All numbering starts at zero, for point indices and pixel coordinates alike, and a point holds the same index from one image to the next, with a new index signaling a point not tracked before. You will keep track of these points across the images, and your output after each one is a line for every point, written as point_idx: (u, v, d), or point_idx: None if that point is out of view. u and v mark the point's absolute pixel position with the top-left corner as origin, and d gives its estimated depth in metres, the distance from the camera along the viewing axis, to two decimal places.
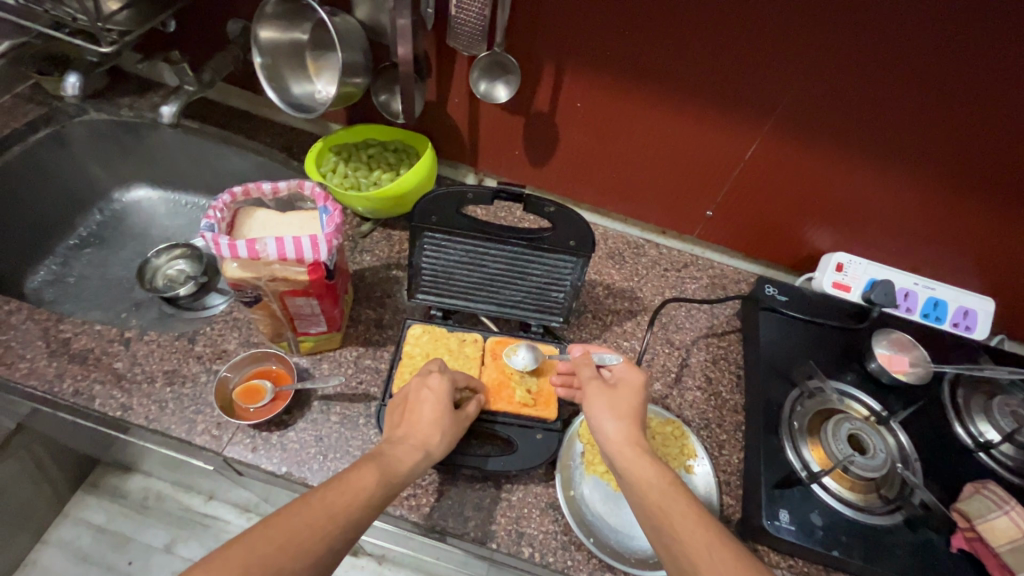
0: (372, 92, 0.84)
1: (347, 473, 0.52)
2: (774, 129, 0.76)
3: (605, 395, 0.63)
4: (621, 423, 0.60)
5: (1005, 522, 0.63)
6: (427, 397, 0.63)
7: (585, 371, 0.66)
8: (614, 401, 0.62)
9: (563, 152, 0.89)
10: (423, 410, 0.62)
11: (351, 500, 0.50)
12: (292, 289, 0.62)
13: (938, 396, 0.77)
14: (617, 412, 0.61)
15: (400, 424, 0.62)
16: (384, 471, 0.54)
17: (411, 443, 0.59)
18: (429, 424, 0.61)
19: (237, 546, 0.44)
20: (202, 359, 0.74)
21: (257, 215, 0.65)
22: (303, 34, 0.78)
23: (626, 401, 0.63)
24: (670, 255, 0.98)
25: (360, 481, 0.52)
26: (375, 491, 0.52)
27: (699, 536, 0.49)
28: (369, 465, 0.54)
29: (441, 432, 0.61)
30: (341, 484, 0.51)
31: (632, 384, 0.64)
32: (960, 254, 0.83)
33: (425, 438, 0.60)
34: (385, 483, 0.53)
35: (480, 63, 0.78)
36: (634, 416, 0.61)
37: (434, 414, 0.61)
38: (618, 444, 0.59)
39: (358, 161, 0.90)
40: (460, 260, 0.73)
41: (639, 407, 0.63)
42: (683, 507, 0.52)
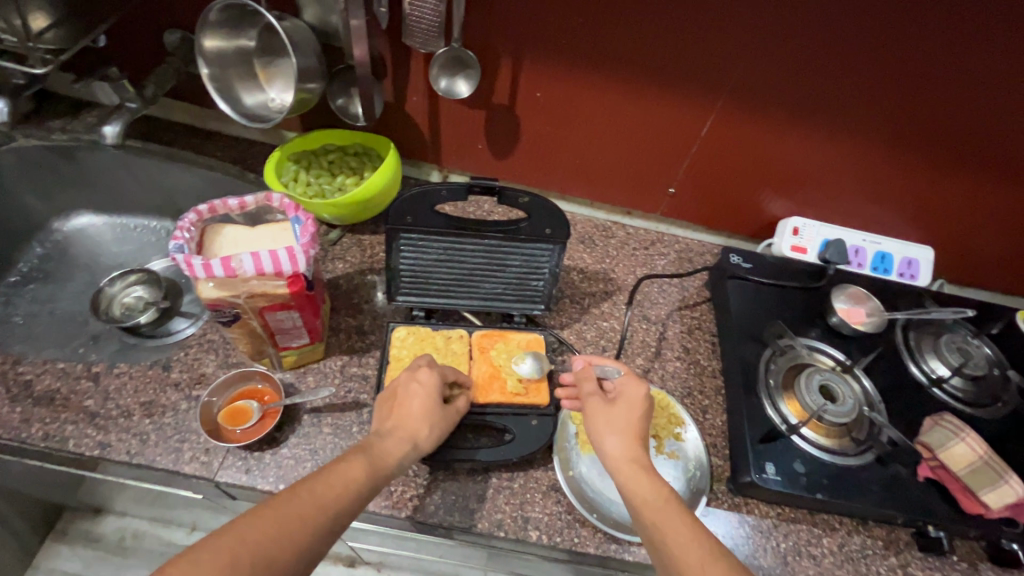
0: (329, 96, 0.82)
1: (337, 464, 0.53)
2: (725, 104, 0.79)
3: (604, 411, 0.65)
4: (618, 437, 0.62)
5: (962, 448, 0.69)
6: (417, 391, 0.64)
7: (587, 385, 0.68)
8: (612, 418, 0.64)
9: (526, 143, 0.90)
10: (413, 403, 0.63)
11: (341, 490, 0.51)
12: (271, 304, 0.61)
13: (893, 341, 0.84)
14: (615, 426, 0.63)
15: (390, 416, 0.62)
16: (372, 465, 0.55)
17: (400, 436, 0.59)
18: (417, 417, 0.62)
19: (225, 536, 0.43)
20: (180, 386, 0.72)
21: (226, 231, 0.63)
22: (250, 40, 0.75)
23: (623, 416, 0.64)
24: (638, 235, 1.01)
25: (348, 471, 0.53)
26: (364, 482, 0.53)
27: (692, 544, 0.52)
28: (358, 458, 0.55)
29: (429, 425, 0.62)
30: (330, 475, 0.51)
31: (631, 397, 0.65)
32: (900, 209, 0.90)
33: (412, 431, 0.60)
34: (373, 475, 0.54)
35: (439, 59, 0.77)
36: (630, 432, 0.63)
37: (423, 409, 0.62)
38: (618, 461, 0.60)
39: (320, 168, 0.88)
40: (436, 258, 0.73)
41: (639, 420, 0.64)
42: (675, 520, 0.54)
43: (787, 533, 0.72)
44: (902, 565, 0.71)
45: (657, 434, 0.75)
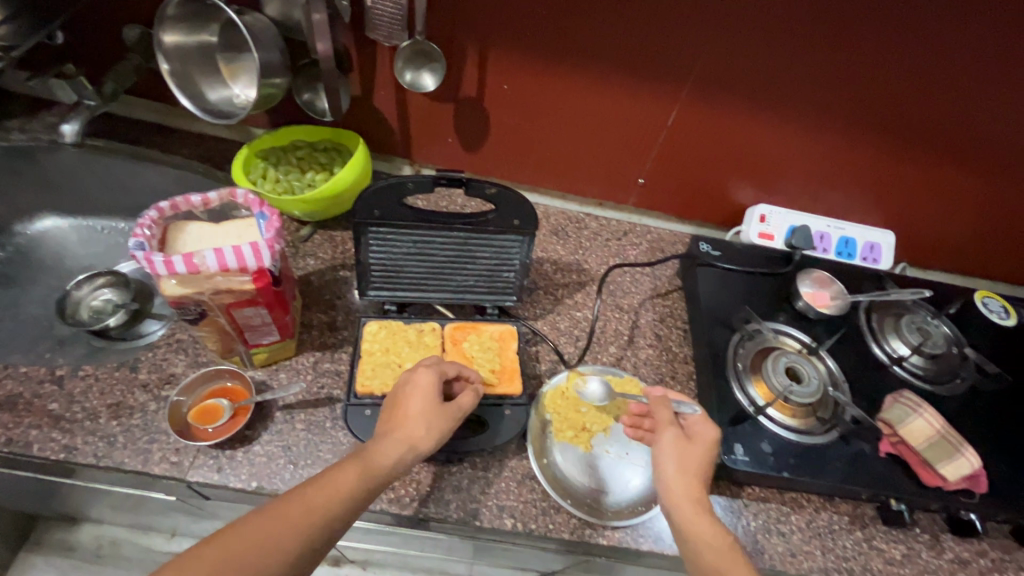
0: (295, 92, 0.81)
1: (332, 469, 0.55)
2: (690, 93, 0.80)
3: (677, 448, 0.62)
4: (685, 479, 0.61)
5: (920, 423, 0.72)
6: (414, 391, 0.61)
7: (663, 415, 0.66)
8: (684, 459, 0.62)
9: (496, 136, 0.90)
10: (410, 404, 0.61)
11: (330, 497, 0.52)
12: (237, 301, 0.60)
13: (856, 323, 0.86)
14: (687, 465, 0.61)
15: (391, 417, 0.61)
16: (366, 469, 0.55)
17: (396, 439, 0.58)
18: (416, 419, 0.60)
19: (214, 545, 0.48)
20: (148, 387, 0.71)
21: (189, 228, 0.62)
22: (212, 35, 0.75)
23: (694, 458, 0.62)
24: (610, 225, 1.02)
25: (340, 478, 0.53)
26: (357, 488, 0.54)
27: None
28: (351, 464, 0.55)
29: (426, 425, 0.59)
30: (322, 480, 0.53)
31: (703, 439, 0.64)
32: (861, 194, 0.93)
33: (412, 436, 0.58)
34: (367, 480, 0.54)
35: (403, 54, 0.76)
36: (698, 476, 0.61)
37: (421, 410, 0.60)
38: (679, 501, 0.59)
39: (289, 165, 0.88)
40: (406, 251, 0.73)
41: (707, 461, 0.63)
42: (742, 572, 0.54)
43: (757, 511, 0.74)
44: (866, 538, 0.74)
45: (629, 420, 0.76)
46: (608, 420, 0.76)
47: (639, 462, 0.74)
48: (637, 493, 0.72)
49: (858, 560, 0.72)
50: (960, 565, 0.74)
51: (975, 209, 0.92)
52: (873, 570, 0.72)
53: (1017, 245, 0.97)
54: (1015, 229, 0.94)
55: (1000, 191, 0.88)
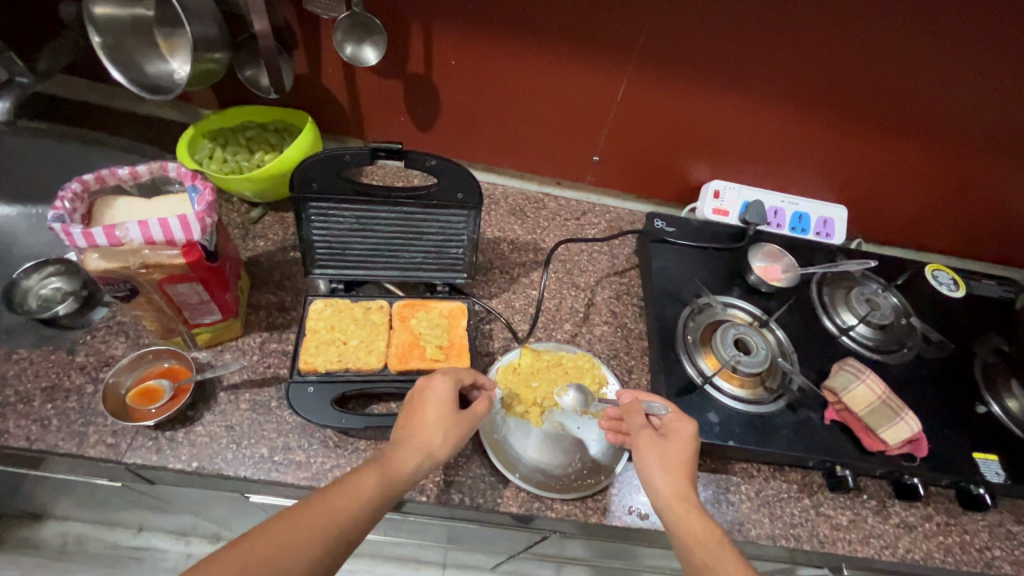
0: (236, 67, 0.80)
1: (351, 474, 0.53)
2: (638, 67, 0.80)
3: (656, 446, 0.60)
4: (673, 475, 0.58)
5: (863, 389, 0.72)
6: (432, 397, 0.61)
7: (636, 418, 0.64)
8: (670, 456, 0.60)
9: (448, 114, 0.90)
10: (428, 410, 0.60)
11: (350, 500, 0.51)
12: (168, 277, 0.59)
13: (808, 296, 0.87)
14: (673, 462, 0.59)
15: (407, 421, 0.60)
16: (383, 475, 0.53)
17: (416, 446, 0.57)
18: (432, 425, 0.59)
19: (238, 548, 0.46)
20: (86, 369, 0.69)
21: (118, 203, 0.61)
22: (147, 9, 0.73)
23: (681, 454, 0.60)
24: (569, 205, 1.02)
25: (359, 485, 0.52)
26: (376, 496, 0.52)
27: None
28: (370, 469, 0.54)
29: (443, 433, 0.58)
30: (342, 485, 0.52)
31: (682, 435, 0.62)
32: (812, 169, 0.94)
33: (428, 444, 0.57)
34: (385, 487, 0.53)
35: (342, 25, 0.75)
36: (685, 472, 0.59)
37: (437, 417, 0.59)
38: (667, 498, 0.57)
39: (236, 145, 0.86)
40: (351, 227, 0.72)
41: (690, 460, 0.60)
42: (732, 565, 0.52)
43: (708, 482, 0.75)
44: (814, 505, 0.75)
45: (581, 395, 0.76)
46: (559, 396, 0.76)
47: (590, 435, 0.74)
48: (587, 467, 0.72)
49: (805, 526, 0.73)
50: (904, 529, 0.75)
51: (925, 184, 0.93)
52: (819, 535, 0.73)
53: (966, 220, 0.98)
54: (964, 203, 0.95)
55: (949, 166, 0.89)
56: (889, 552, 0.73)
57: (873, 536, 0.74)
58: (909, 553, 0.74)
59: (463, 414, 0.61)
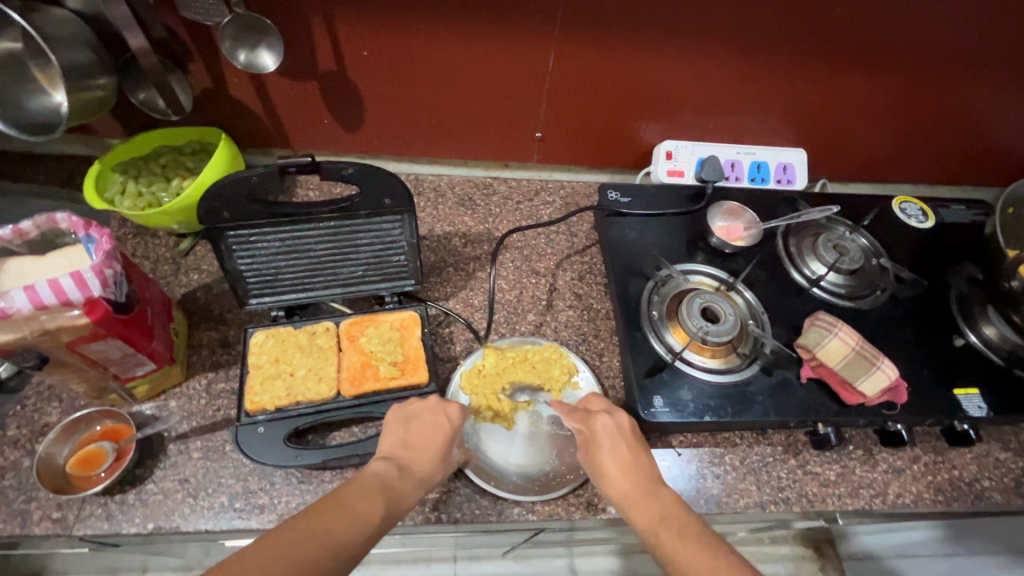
0: (127, 92, 0.73)
1: (350, 499, 0.50)
2: (564, 33, 0.74)
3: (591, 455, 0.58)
4: (617, 464, 0.56)
5: (836, 342, 0.69)
6: (445, 423, 0.62)
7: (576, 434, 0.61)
8: (606, 451, 0.57)
9: (373, 110, 0.83)
10: (420, 436, 0.60)
11: (348, 522, 0.48)
12: (78, 338, 0.54)
13: (774, 249, 0.84)
14: (609, 456, 0.56)
15: (407, 445, 0.60)
16: (384, 500, 0.52)
17: (417, 475, 0.57)
18: (432, 454, 0.59)
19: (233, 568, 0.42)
20: (19, 443, 0.65)
21: (9, 266, 0.55)
22: (14, 42, 0.64)
23: (614, 449, 0.57)
24: (520, 187, 0.97)
25: (360, 509, 0.50)
26: (380, 520, 0.50)
27: (705, 569, 0.44)
28: (372, 493, 0.52)
29: (438, 461, 0.59)
30: (339, 509, 0.49)
31: (605, 430, 0.59)
32: (765, 115, 0.89)
33: (423, 474, 0.58)
34: (387, 511, 0.51)
35: (227, 31, 0.67)
36: (625, 464, 0.56)
37: (441, 444, 0.60)
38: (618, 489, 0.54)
39: (150, 175, 0.80)
40: (279, 251, 0.67)
41: (625, 448, 0.57)
42: (687, 549, 0.46)
43: (691, 458, 0.73)
44: (800, 465, 0.74)
45: (552, 388, 0.73)
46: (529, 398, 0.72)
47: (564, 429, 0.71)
48: (566, 464, 0.69)
49: (794, 488, 0.72)
50: (892, 474, 0.74)
51: (883, 115, 0.89)
52: (808, 494, 0.72)
53: (930, 145, 0.95)
54: (925, 130, 0.92)
55: (905, 93, 0.85)
56: (879, 500, 0.72)
57: (863, 487, 0.73)
58: (899, 498, 0.73)
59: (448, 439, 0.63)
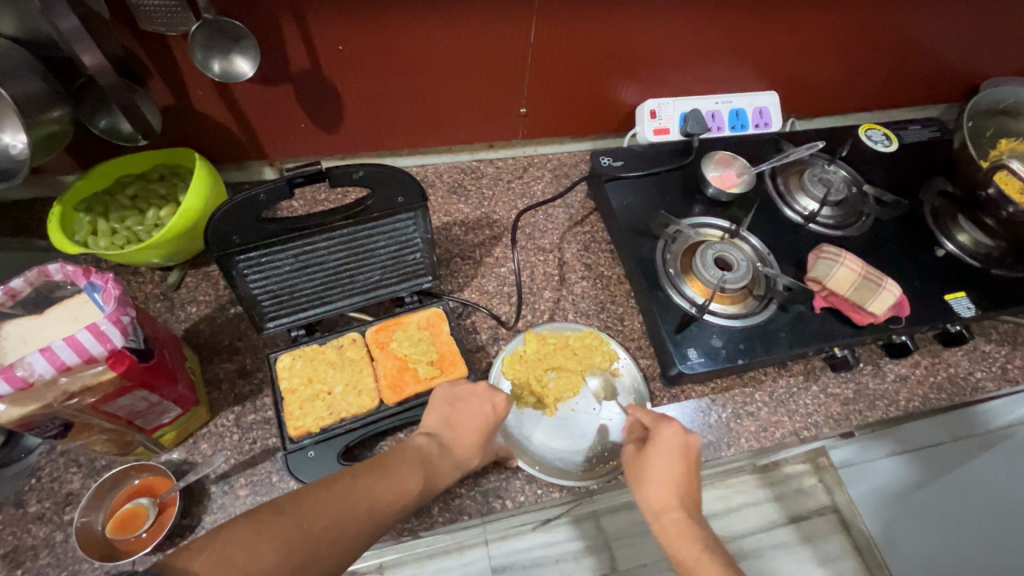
0: (86, 121, 0.66)
1: (397, 469, 0.51)
2: (544, 4, 0.72)
3: (637, 462, 0.59)
4: (661, 489, 0.56)
5: (844, 271, 0.73)
6: (484, 411, 0.60)
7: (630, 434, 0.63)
8: (652, 469, 0.57)
9: (351, 107, 0.79)
10: (468, 422, 0.59)
11: (394, 490, 0.49)
12: (103, 396, 0.50)
13: (766, 191, 0.87)
14: (654, 477, 0.56)
15: (448, 426, 0.59)
16: (426, 474, 0.53)
17: (457, 458, 0.56)
18: (473, 438, 0.59)
19: (289, 515, 0.43)
20: (46, 518, 0.60)
21: (7, 330, 0.50)
22: None
23: (665, 465, 0.57)
24: (507, 166, 0.96)
25: (406, 479, 0.51)
26: (418, 492, 0.51)
27: None
28: (416, 463, 0.53)
29: (481, 445, 0.59)
30: (387, 476, 0.50)
31: (664, 446, 0.58)
32: (737, 63, 0.91)
33: (461, 455, 0.57)
34: (426, 486, 0.52)
35: (197, 40, 0.62)
36: (670, 482, 0.56)
37: (481, 430, 0.59)
38: (658, 507, 0.55)
39: (120, 209, 0.73)
40: (293, 268, 0.64)
41: (677, 468, 0.57)
42: None
43: (725, 402, 0.76)
44: (822, 389, 0.79)
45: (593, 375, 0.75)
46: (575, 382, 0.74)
47: (610, 415, 0.72)
48: (607, 448, 0.70)
49: (820, 412, 0.77)
50: (900, 382, 0.81)
51: (843, 49, 0.93)
52: (833, 415, 0.77)
53: (885, 72, 1.00)
54: (880, 59, 0.96)
55: (862, 25, 0.89)
56: (894, 408, 0.79)
57: (878, 399, 0.79)
58: (910, 402, 0.79)
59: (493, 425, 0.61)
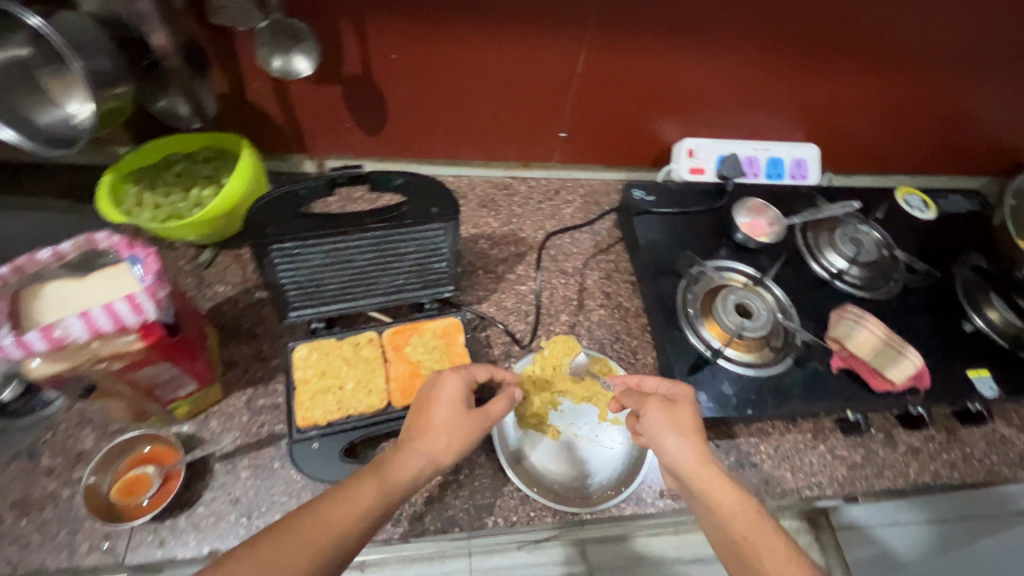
0: (148, 99, 0.71)
1: (344, 488, 0.50)
2: (596, 36, 0.74)
3: (665, 413, 0.58)
4: (688, 443, 0.55)
5: (865, 334, 0.74)
6: (440, 396, 0.57)
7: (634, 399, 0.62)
8: (677, 426, 0.57)
9: (398, 112, 0.82)
10: (435, 413, 0.56)
11: (345, 513, 0.48)
12: (130, 364, 0.52)
13: (795, 244, 0.87)
14: (680, 431, 0.56)
15: (415, 419, 0.57)
16: (381, 484, 0.50)
17: (419, 452, 0.54)
18: (440, 429, 0.55)
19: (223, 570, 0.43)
20: (55, 472, 0.62)
21: (46, 290, 0.52)
22: (21, 48, 0.60)
23: (687, 423, 0.57)
24: (540, 186, 0.97)
25: (357, 499, 0.49)
26: (373, 507, 0.49)
27: (782, 566, 0.48)
28: (370, 477, 0.51)
29: (448, 435, 0.55)
30: (333, 499, 0.48)
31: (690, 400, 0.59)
32: (780, 113, 0.91)
33: (433, 450, 0.54)
34: (382, 498, 0.50)
35: (262, 35, 0.65)
36: (697, 437, 0.56)
37: (447, 418, 0.55)
38: (693, 463, 0.54)
39: (166, 184, 0.76)
40: (322, 263, 0.66)
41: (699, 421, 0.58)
42: (770, 537, 0.50)
43: (729, 449, 0.75)
44: (829, 450, 0.78)
45: (599, 402, 0.75)
46: (579, 405, 0.75)
47: (611, 444, 0.72)
48: (606, 478, 0.70)
49: (825, 472, 0.76)
50: (911, 454, 0.79)
51: (889, 111, 0.93)
52: (838, 478, 0.76)
53: (929, 139, 0.99)
54: (926, 125, 0.96)
55: (912, 91, 0.89)
56: (901, 479, 0.77)
57: (886, 468, 0.77)
58: (919, 476, 0.77)
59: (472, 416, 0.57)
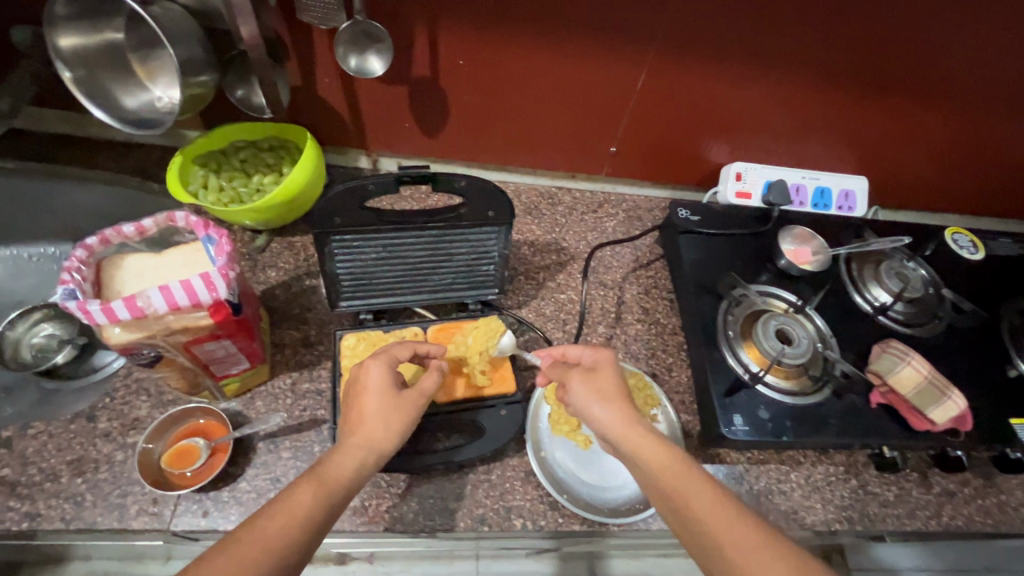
0: (227, 88, 0.73)
1: (280, 497, 0.47)
2: (656, 56, 0.75)
3: (588, 382, 0.60)
4: (612, 408, 0.57)
5: (908, 370, 0.72)
6: (368, 386, 0.58)
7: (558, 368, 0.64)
8: (601, 397, 0.58)
9: (456, 116, 0.84)
10: (365, 404, 0.56)
11: (287, 518, 0.45)
12: (195, 338, 0.55)
13: (839, 274, 0.86)
14: (603, 397, 0.58)
15: (348, 419, 0.57)
16: (318, 484, 0.49)
17: (353, 444, 0.54)
18: (373, 417, 0.56)
19: None
20: (111, 436, 0.65)
21: (127, 263, 0.56)
22: (118, 32, 0.64)
23: (607, 393, 0.59)
24: (584, 198, 0.99)
25: (296, 502, 0.47)
26: (311, 509, 0.47)
27: (718, 513, 0.47)
28: (304, 483, 0.49)
29: (383, 422, 0.56)
30: (270, 509, 0.46)
31: (606, 367, 0.61)
32: (833, 143, 0.91)
33: (369, 439, 0.54)
34: (322, 499, 0.48)
35: (342, 36, 0.68)
36: (624, 402, 0.58)
37: (376, 406, 0.56)
38: (621, 427, 0.55)
39: (231, 169, 0.79)
40: (377, 256, 0.68)
41: (621, 384, 0.60)
42: (704, 488, 0.50)
43: (758, 474, 0.75)
44: (861, 485, 0.77)
45: None
46: None
47: None
48: (636, 493, 0.70)
49: (856, 507, 0.75)
50: (946, 497, 0.78)
51: (944, 149, 0.92)
52: (869, 514, 0.75)
53: (983, 180, 0.98)
54: (980, 166, 0.95)
55: (970, 130, 0.88)
56: (934, 521, 0.76)
57: (919, 509, 0.76)
58: (952, 520, 0.76)
59: (400, 399, 0.58)
